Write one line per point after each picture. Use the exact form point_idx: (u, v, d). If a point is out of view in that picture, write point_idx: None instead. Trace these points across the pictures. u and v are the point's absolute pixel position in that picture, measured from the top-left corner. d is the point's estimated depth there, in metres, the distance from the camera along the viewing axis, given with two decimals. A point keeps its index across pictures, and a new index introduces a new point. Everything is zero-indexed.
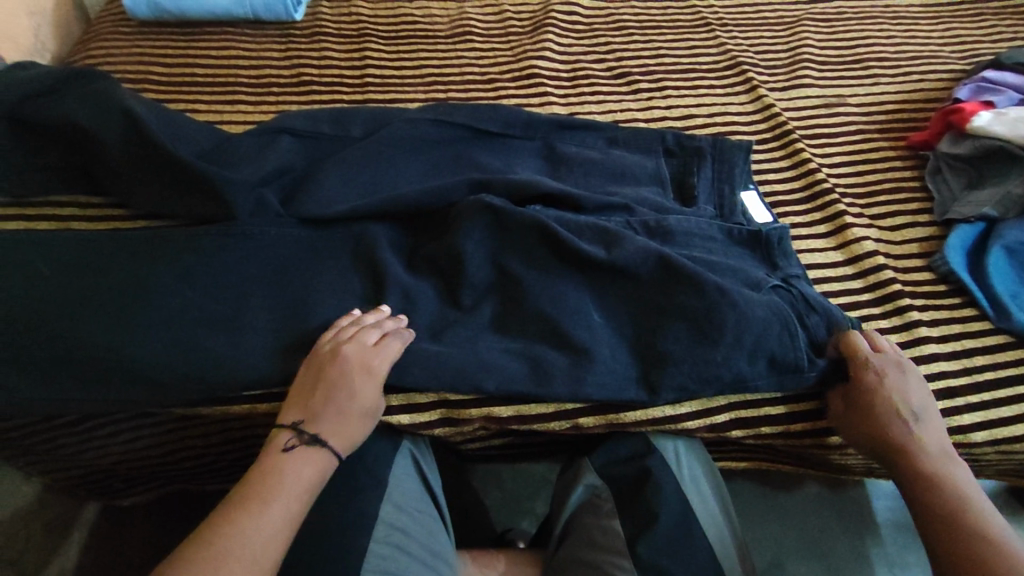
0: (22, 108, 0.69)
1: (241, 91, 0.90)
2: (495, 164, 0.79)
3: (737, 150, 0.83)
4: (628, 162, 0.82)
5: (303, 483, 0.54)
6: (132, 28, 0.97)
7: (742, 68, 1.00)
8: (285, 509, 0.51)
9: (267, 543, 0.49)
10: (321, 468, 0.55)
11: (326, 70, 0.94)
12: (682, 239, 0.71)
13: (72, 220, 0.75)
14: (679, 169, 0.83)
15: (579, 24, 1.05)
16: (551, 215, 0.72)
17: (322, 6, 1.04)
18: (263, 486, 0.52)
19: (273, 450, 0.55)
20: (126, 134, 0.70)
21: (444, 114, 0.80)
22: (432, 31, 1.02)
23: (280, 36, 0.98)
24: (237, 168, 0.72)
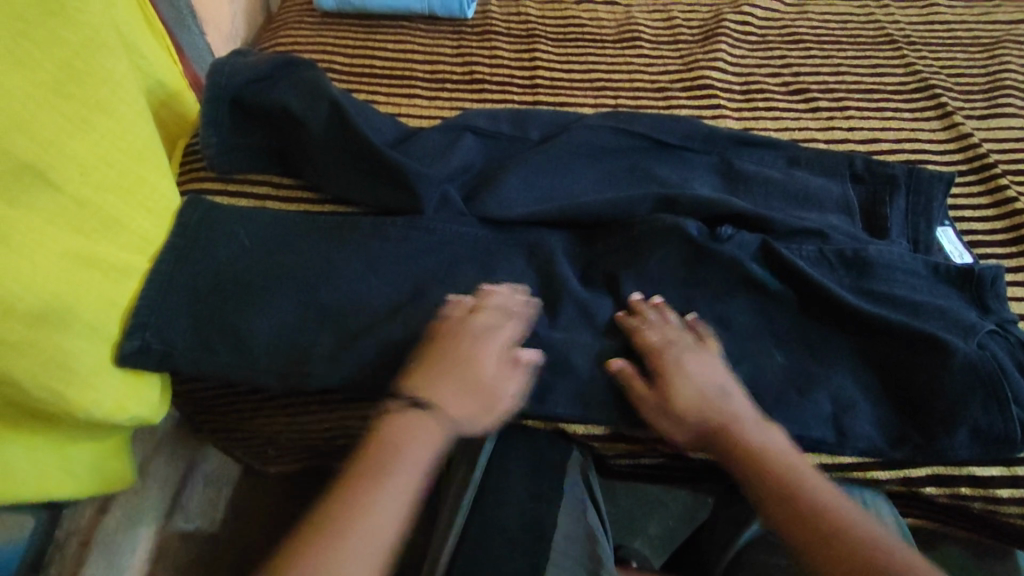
0: (244, 95, 0.74)
1: (417, 86, 0.93)
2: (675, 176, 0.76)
3: (937, 180, 0.77)
4: (813, 185, 0.77)
5: (425, 445, 0.57)
6: (315, 18, 1.02)
7: (934, 90, 0.93)
8: (399, 482, 0.56)
9: (381, 516, 0.54)
10: (427, 445, 0.58)
11: (497, 69, 0.95)
12: (884, 274, 0.66)
13: (270, 201, 0.78)
14: (870, 196, 0.77)
15: (753, 35, 1.01)
16: (734, 235, 0.69)
17: (491, 4, 1.05)
18: (357, 466, 0.57)
19: (391, 422, 0.59)
20: (331, 123, 0.73)
21: (623, 122, 0.79)
22: (600, 35, 1.01)
23: (452, 32, 1.00)
24: (426, 164, 0.74)
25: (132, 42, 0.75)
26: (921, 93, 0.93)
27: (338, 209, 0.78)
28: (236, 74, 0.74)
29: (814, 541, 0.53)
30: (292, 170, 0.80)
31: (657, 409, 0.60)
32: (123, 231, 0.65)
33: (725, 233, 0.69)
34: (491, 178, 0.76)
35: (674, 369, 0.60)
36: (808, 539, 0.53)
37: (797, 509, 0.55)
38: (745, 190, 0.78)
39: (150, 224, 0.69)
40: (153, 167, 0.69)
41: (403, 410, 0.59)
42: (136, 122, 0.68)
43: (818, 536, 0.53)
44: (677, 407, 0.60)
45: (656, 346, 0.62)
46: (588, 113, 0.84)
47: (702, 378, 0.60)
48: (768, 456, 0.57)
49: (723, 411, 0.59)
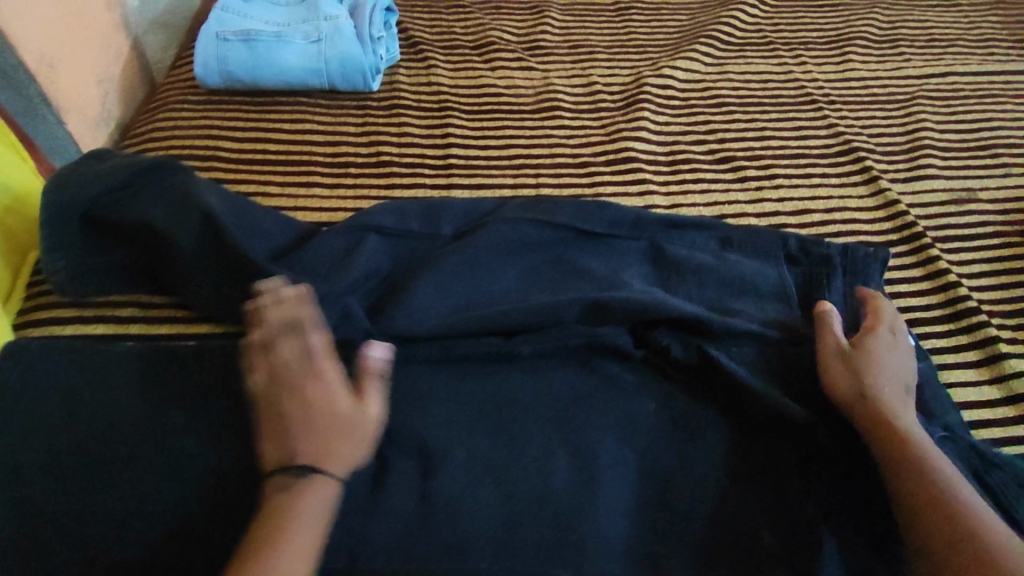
0: (104, 206, 0.63)
1: (316, 172, 0.83)
2: (608, 273, 0.70)
3: (874, 260, 0.74)
4: (749, 270, 0.73)
5: (312, 511, 0.48)
6: (199, 95, 0.91)
7: (857, 153, 0.91)
8: (301, 550, 0.46)
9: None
10: (321, 495, 0.48)
11: (408, 149, 0.87)
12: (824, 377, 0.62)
13: (134, 328, 0.67)
14: (811, 277, 0.73)
15: (675, 98, 0.97)
16: (670, 343, 0.64)
17: (399, 73, 0.98)
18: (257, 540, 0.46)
19: (253, 493, 0.49)
20: (204, 236, 0.63)
21: (549, 213, 0.72)
22: (518, 106, 0.95)
23: (356, 107, 0.92)
24: (323, 276, 0.65)
25: None
26: (845, 156, 0.91)
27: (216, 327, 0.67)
28: (89, 182, 0.62)
29: (917, 529, 0.51)
30: (163, 284, 0.68)
31: (833, 363, 0.61)
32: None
33: (661, 338, 0.65)
34: (399, 283, 0.67)
35: (862, 349, 0.62)
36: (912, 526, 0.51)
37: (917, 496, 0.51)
38: (679, 280, 0.72)
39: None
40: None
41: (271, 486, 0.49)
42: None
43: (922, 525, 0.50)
44: (844, 372, 0.60)
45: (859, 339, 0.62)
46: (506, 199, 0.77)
47: (881, 359, 0.61)
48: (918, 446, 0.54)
49: (892, 397, 0.58)
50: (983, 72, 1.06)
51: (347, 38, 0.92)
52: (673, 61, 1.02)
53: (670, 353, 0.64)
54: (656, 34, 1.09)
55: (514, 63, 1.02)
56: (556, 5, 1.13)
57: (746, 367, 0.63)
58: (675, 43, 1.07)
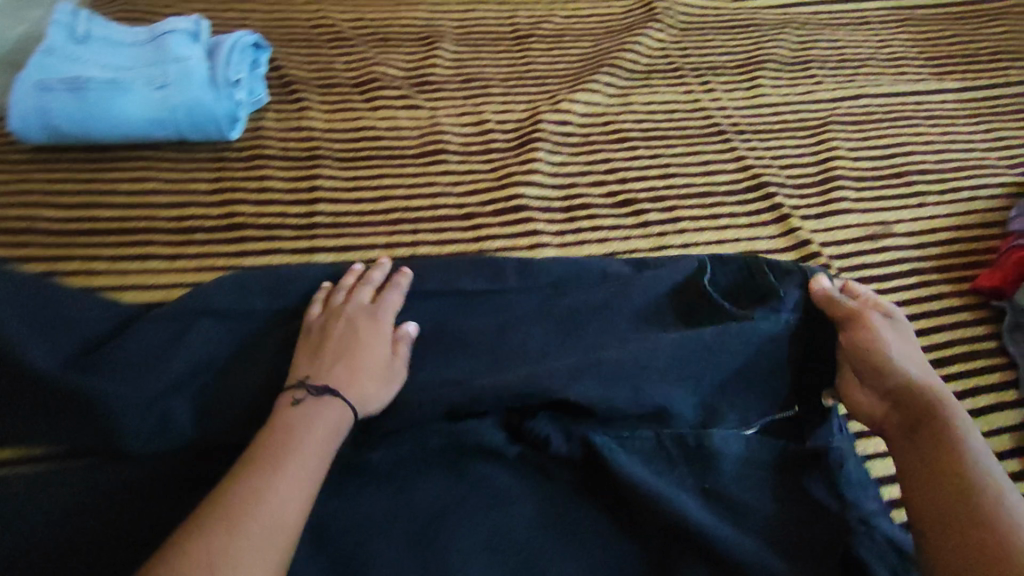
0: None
1: (155, 240, 0.73)
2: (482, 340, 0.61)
3: (789, 280, 0.62)
4: (654, 322, 0.63)
5: (320, 435, 0.49)
6: (25, 155, 0.80)
7: (767, 188, 0.85)
8: (297, 470, 0.45)
9: (279, 512, 0.43)
10: (335, 422, 0.50)
11: (267, 208, 0.77)
12: (729, 468, 0.54)
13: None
14: (710, 311, 0.62)
15: (573, 134, 0.89)
16: (551, 433, 0.54)
17: (266, 117, 0.89)
18: (260, 455, 0.46)
19: (280, 408, 0.50)
20: None
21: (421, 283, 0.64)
22: (400, 149, 0.86)
23: (210, 160, 0.82)
24: (129, 376, 0.53)
25: None
26: (754, 192, 0.85)
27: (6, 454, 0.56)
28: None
29: (954, 507, 0.44)
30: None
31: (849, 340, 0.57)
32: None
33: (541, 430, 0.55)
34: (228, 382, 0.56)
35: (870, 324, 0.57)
36: (947, 511, 0.44)
37: (952, 478, 0.46)
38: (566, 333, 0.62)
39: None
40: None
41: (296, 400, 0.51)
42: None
43: (963, 509, 0.44)
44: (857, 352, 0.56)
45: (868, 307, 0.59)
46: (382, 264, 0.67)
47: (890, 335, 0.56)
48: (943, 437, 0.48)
49: (910, 375, 0.53)
50: (896, 93, 1.01)
51: (195, 83, 0.80)
52: (572, 93, 0.94)
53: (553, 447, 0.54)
54: (556, 64, 1.01)
55: (399, 100, 0.93)
56: (451, 35, 1.05)
57: (641, 454, 0.54)
58: (577, 73, 1.00)
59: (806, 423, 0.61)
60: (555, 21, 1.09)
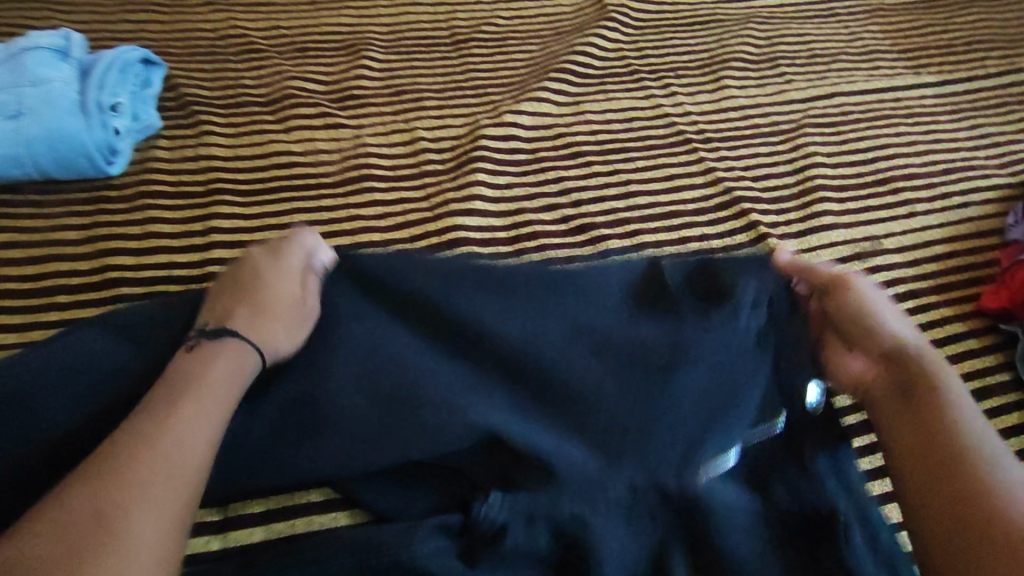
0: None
1: (7, 307, 0.60)
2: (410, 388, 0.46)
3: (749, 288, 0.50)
4: (641, 346, 0.48)
5: (228, 374, 0.41)
6: None
7: (741, 204, 0.75)
8: (197, 410, 0.37)
9: (173, 456, 0.35)
10: (238, 365, 0.42)
11: (150, 258, 0.64)
12: (727, 518, 0.43)
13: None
14: (660, 316, 0.49)
15: (519, 151, 0.78)
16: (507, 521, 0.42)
17: (157, 145, 0.75)
18: (159, 396, 0.38)
19: (177, 359, 0.42)
20: None
21: (357, 296, 0.49)
22: (316, 176, 0.73)
23: (85, 201, 0.68)
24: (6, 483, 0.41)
25: None
26: (727, 210, 0.75)
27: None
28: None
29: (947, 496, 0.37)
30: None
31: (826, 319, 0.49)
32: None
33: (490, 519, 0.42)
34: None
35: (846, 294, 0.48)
36: (938, 494, 0.37)
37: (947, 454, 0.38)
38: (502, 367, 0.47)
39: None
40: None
41: (190, 347, 0.42)
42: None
43: (948, 481, 0.37)
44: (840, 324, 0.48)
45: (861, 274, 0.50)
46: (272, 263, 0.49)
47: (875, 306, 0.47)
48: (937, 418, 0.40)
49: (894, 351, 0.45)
50: (871, 90, 0.93)
51: (59, 106, 0.67)
52: (517, 104, 0.83)
53: (511, 547, 0.42)
54: (499, 71, 0.90)
55: (317, 120, 0.80)
56: (378, 42, 0.93)
57: (619, 518, 0.43)
58: (522, 81, 0.88)
59: (800, 446, 0.48)
60: (497, 23, 0.98)
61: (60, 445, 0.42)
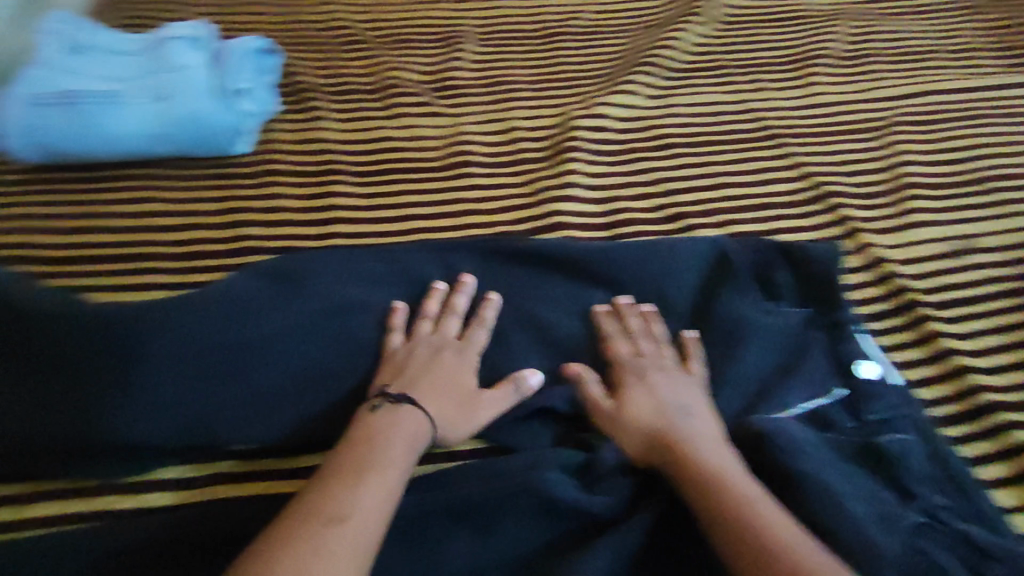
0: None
1: (157, 267, 0.67)
2: (521, 338, 0.61)
3: (776, 269, 0.66)
4: (720, 318, 0.61)
5: (412, 434, 0.50)
6: (20, 176, 0.73)
7: (831, 199, 0.76)
8: (379, 482, 0.45)
9: (371, 513, 0.43)
10: (415, 433, 0.50)
11: (277, 230, 0.70)
12: (787, 443, 0.51)
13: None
14: (735, 300, 0.63)
15: (612, 141, 0.81)
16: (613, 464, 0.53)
17: (278, 129, 0.82)
18: (361, 459, 0.47)
19: (362, 418, 0.51)
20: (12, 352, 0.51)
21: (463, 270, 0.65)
22: (422, 161, 0.79)
23: (217, 176, 0.75)
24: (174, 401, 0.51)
25: None
26: (817, 204, 0.76)
27: (27, 514, 0.53)
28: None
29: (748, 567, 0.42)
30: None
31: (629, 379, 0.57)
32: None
33: (602, 457, 0.54)
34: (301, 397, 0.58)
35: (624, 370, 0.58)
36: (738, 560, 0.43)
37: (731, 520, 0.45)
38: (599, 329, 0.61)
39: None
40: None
41: (375, 408, 0.51)
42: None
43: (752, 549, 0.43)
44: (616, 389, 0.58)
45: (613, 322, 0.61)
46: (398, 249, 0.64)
47: (653, 381, 0.56)
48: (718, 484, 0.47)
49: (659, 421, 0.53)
50: (967, 89, 0.91)
51: (198, 92, 0.75)
52: (608, 96, 0.86)
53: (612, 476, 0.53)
54: (589, 63, 0.93)
55: (418, 108, 0.85)
56: (472, 35, 0.97)
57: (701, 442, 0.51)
58: (612, 73, 0.91)
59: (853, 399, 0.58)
60: (585, 18, 1.01)
61: (209, 363, 0.52)
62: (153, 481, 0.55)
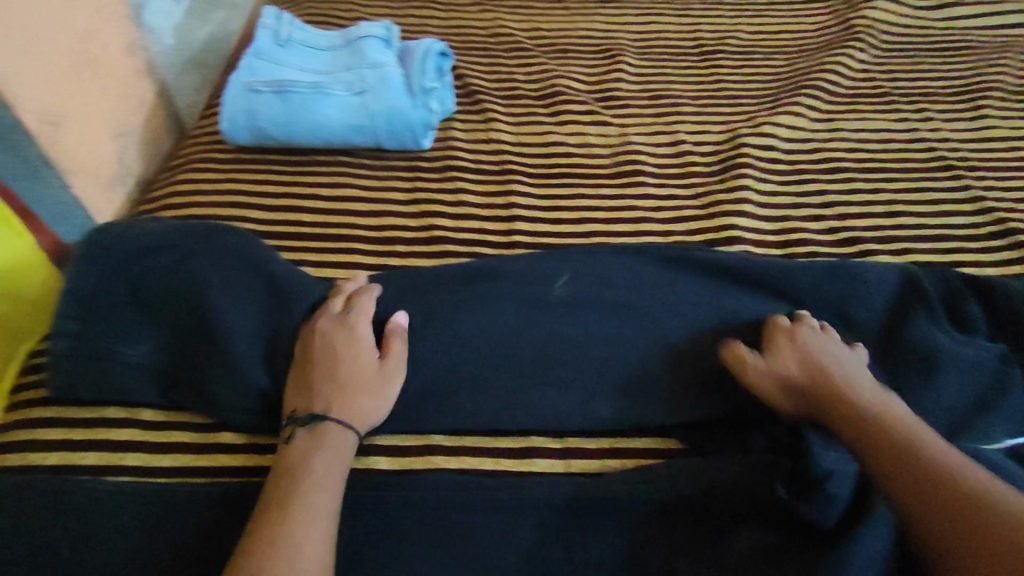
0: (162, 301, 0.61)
1: (358, 249, 0.72)
2: (709, 349, 0.64)
3: (966, 300, 0.65)
4: (911, 346, 0.62)
5: (338, 448, 0.54)
6: (231, 157, 0.81)
7: (1017, 234, 0.74)
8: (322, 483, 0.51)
9: (323, 514, 0.49)
10: (337, 444, 0.54)
11: (464, 223, 0.75)
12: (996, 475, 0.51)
13: (126, 468, 0.58)
14: (927, 327, 0.63)
15: (780, 161, 0.82)
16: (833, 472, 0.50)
17: (454, 127, 0.86)
18: (292, 480, 0.50)
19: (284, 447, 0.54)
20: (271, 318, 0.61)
21: (649, 277, 0.69)
22: (593, 167, 0.82)
23: (405, 169, 0.81)
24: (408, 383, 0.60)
25: None
26: (1001, 239, 0.74)
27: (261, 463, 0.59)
28: (137, 234, 0.63)
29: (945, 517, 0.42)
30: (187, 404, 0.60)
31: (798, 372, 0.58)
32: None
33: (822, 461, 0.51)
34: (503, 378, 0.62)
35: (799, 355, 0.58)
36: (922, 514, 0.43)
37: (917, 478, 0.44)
38: None
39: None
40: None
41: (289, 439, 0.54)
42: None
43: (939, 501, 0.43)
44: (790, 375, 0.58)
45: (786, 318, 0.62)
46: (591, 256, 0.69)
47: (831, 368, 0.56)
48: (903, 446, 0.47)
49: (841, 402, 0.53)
50: None
51: (394, 90, 0.80)
52: (774, 116, 0.87)
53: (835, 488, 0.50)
54: (749, 83, 0.94)
55: (585, 116, 0.88)
56: (630, 48, 0.99)
57: None
58: (773, 94, 0.92)
59: None
60: (742, 36, 1.02)
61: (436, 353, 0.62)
62: (377, 445, 0.60)
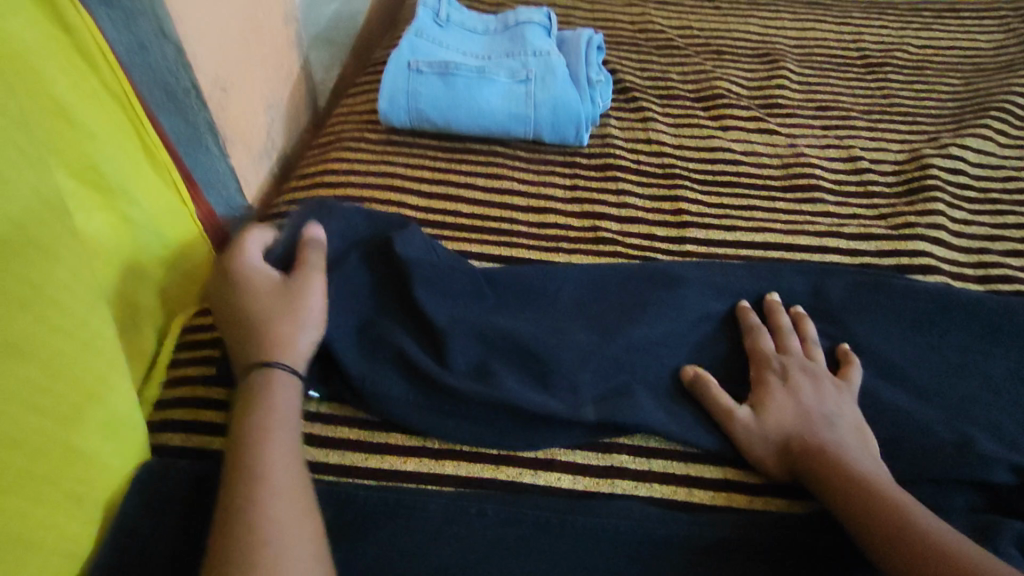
0: (356, 298, 0.57)
1: (522, 243, 0.68)
2: (920, 388, 0.58)
3: None
4: None
5: (286, 412, 0.49)
6: (383, 136, 0.77)
7: None
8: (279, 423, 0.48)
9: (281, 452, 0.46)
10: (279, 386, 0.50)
11: (632, 227, 0.71)
12: None
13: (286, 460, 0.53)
14: None
15: (971, 187, 0.76)
16: None
17: (611, 124, 0.82)
18: (240, 461, 0.45)
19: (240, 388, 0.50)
20: (445, 309, 0.57)
21: (847, 300, 0.63)
22: (762, 177, 0.77)
23: (563, 164, 0.76)
24: (588, 378, 0.55)
25: (121, 186, 0.57)
26: None
27: (435, 470, 0.53)
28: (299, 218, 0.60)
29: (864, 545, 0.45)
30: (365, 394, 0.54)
31: (773, 389, 0.54)
32: (36, 554, 0.41)
33: None
34: (701, 392, 0.55)
35: (776, 376, 0.55)
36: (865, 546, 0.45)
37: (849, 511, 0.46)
38: (1008, 391, 0.58)
39: (68, 465, 0.44)
40: (86, 388, 0.46)
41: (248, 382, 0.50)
42: (74, 364, 0.44)
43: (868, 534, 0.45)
44: (759, 390, 0.55)
45: (783, 332, 0.59)
46: (779, 278, 0.65)
47: (805, 395, 0.54)
48: (832, 479, 0.48)
49: (830, 435, 0.51)
50: None
51: (560, 80, 0.75)
52: (960, 138, 0.80)
53: None
54: (925, 100, 0.87)
55: (750, 122, 0.83)
56: (790, 54, 0.93)
57: None
58: (952, 115, 0.85)
59: None
60: (909, 49, 0.94)
61: (615, 348, 0.57)
62: (556, 459, 0.54)
